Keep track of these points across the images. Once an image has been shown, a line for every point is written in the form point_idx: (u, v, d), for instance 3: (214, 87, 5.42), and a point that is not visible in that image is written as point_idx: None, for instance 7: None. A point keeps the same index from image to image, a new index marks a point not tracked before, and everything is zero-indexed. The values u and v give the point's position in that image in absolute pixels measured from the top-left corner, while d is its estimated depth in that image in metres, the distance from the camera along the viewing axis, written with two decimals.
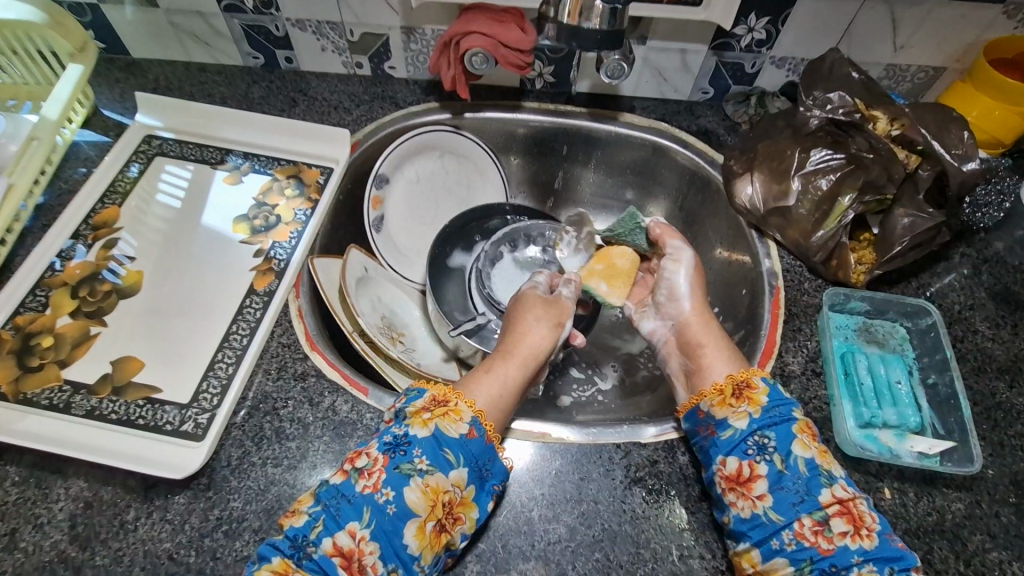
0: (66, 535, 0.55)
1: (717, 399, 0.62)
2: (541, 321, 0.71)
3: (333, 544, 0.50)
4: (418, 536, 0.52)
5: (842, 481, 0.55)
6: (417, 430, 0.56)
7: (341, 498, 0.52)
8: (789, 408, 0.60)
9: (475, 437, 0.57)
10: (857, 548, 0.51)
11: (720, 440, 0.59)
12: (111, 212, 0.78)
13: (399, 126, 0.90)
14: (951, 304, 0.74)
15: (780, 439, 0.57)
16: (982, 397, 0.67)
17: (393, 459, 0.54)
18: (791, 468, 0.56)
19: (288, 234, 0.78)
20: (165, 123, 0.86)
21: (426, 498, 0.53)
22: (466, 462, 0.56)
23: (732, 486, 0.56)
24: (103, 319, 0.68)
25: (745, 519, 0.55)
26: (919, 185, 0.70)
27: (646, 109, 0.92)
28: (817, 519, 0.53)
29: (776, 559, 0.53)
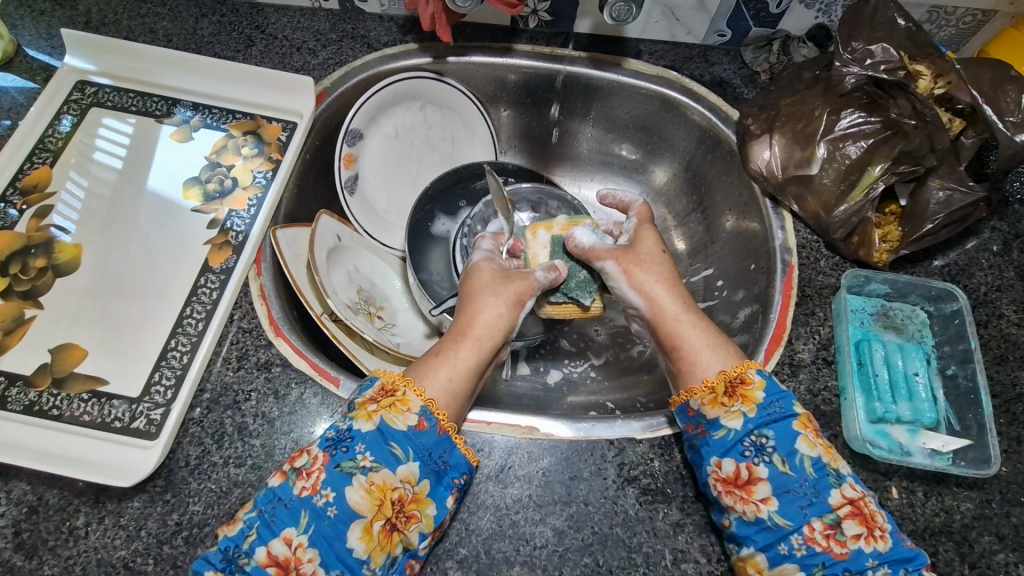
0: (10, 543, 0.51)
1: (708, 398, 0.55)
2: (503, 299, 0.62)
3: (267, 554, 0.46)
4: (364, 539, 0.47)
5: (850, 479, 0.51)
6: (361, 424, 0.51)
7: (278, 501, 0.48)
8: (788, 400, 0.54)
9: (426, 428, 0.52)
10: (872, 551, 0.48)
11: (713, 440, 0.54)
12: (41, 173, 0.68)
13: (374, 71, 0.79)
14: (977, 285, 0.67)
15: (779, 437, 0.52)
16: (1003, 388, 0.62)
17: (333, 457, 0.49)
18: (796, 469, 0.51)
19: (246, 201, 0.69)
20: (99, 66, 0.75)
21: (371, 498, 0.48)
22: (417, 456, 0.51)
23: (730, 490, 0.52)
24: (39, 300, 0.61)
25: (750, 522, 0.51)
26: (961, 154, 0.62)
27: (655, 55, 0.81)
28: (828, 522, 0.50)
29: (785, 565, 0.50)
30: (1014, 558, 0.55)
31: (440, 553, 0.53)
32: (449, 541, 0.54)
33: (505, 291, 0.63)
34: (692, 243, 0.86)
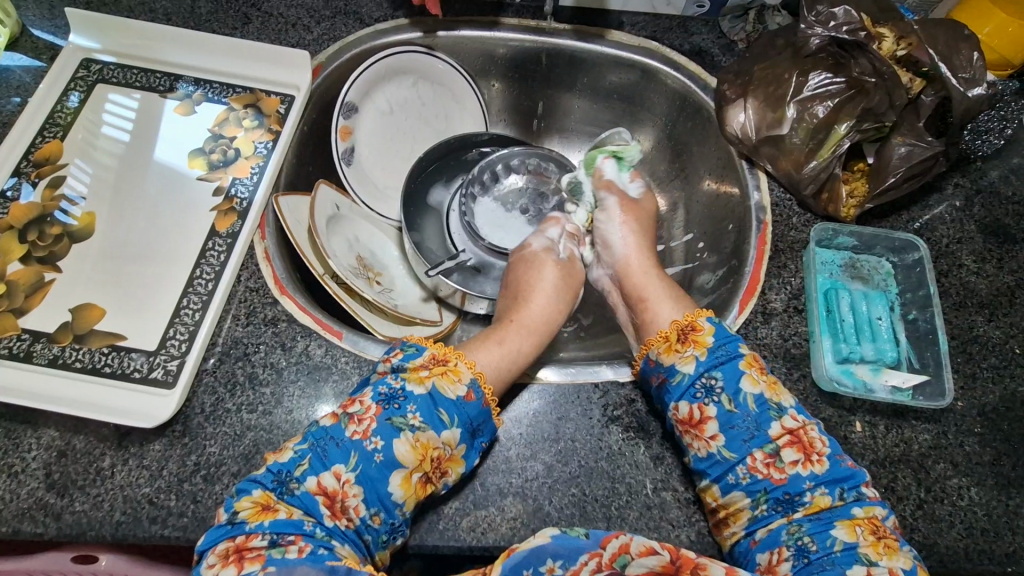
0: (43, 483, 0.55)
1: (664, 346, 0.61)
2: (558, 286, 0.72)
3: (317, 483, 0.51)
4: (403, 486, 0.52)
5: (791, 411, 0.57)
6: (414, 386, 0.55)
7: (330, 439, 0.53)
8: (735, 343, 0.60)
9: (473, 399, 0.56)
10: (809, 473, 0.54)
11: (671, 386, 0.59)
12: (53, 146, 0.71)
13: (367, 46, 0.82)
14: (940, 237, 0.72)
15: (726, 378, 0.58)
16: (960, 331, 0.67)
17: (385, 411, 0.54)
18: (739, 406, 0.56)
19: (249, 169, 0.73)
20: (103, 44, 0.78)
21: (416, 452, 0.53)
22: (461, 424, 0.55)
23: (687, 430, 0.57)
24: (57, 264, 0.65)
25: (703, 458, 0.56)
26: (920, 111, 0.67)
27: (636, 26, 0.84)
28: (768, 452, 0.55)
29: (734, 493, 0.54)
30: (965, 482, 0.60)
31: (438, 486, 0.58)
32: None
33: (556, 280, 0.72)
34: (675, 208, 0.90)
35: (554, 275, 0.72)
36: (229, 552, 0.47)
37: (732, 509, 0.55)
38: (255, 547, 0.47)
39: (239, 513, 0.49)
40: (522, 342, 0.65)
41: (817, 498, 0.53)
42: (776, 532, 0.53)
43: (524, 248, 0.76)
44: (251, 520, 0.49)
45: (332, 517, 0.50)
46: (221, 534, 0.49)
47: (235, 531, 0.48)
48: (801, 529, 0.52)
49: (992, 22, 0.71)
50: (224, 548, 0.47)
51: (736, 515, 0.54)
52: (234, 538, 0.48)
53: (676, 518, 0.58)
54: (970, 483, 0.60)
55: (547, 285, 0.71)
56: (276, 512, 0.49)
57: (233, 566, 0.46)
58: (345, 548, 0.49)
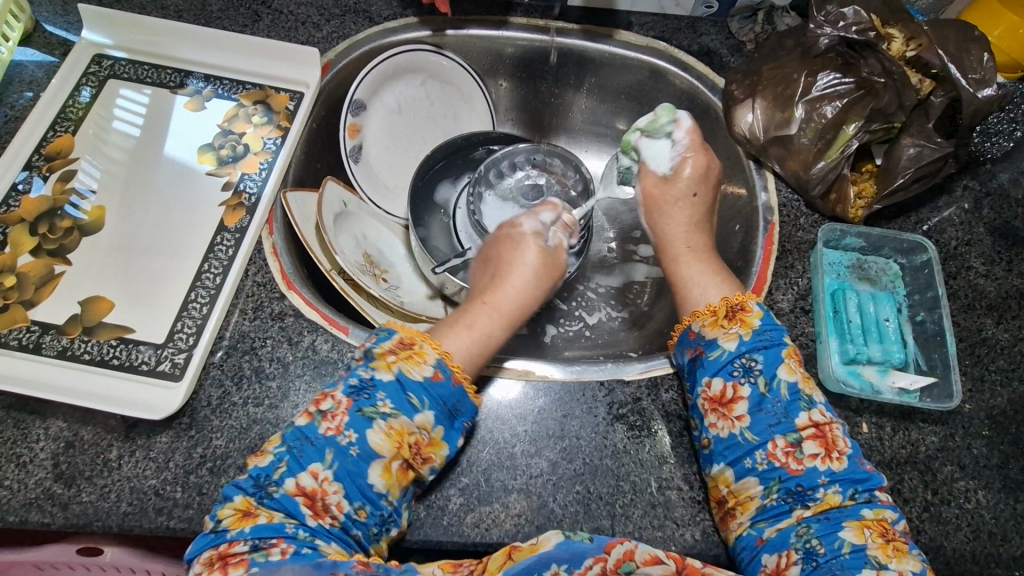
0: (51, 474, 0.55)
1: (709, 320, 0.61)
2: (535, 272, 0.68)
3: (296, 484, 0.51)
4: (384, 476, 0.52)
5: (821, 406, 0.57)
6: (381, 373, 0.55)
7: (304, 440, 0.53)
8: (780, 333, 0.60)
9: (440, 379, 0.56)
10: (826, 469, 0.54)
11: (708, 360, 0.59)
12: (65, 140, 0.72)
13: (377, 44, 0.83)
14: (948, 239, 0.71)
15: (767, 360, 0.58)
16: (968, 333, 0.66)
17: (356, 403, 0.54)
18: (773, 391, 0.56)
19: (258, 165, 0.73)
20: (115, 40, 0.79)
21: (391, 440, 0.53)
22: (432, 405, 0.55)
23: (714, 408, 0.57)
24: (67, 257, 0.66)
25: (722, 438, 0.56)
26: (930, 112, 0.67)
27: (644, 26, 0.84)
28: (790, 441, 0.55)
29: (748, 479, 0.55)
30: (972, 485, 0.59)
31: (442, 482, 0.58)
32: (452, 471, 0.58)
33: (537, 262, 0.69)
34: None
35: (536, 259, 0.69)
36: (213, 560, 0.47)
37: (742, 497, 0.54)
38: (238, 552, 0.47)
39: (222, 521, 0.49)
40: (493, 326, 0.64)
41: (829, 496, 0.53)
42: (785, 532, 0.52)
43: (513, 225, 0.72)
44: (233, 527, 0.49)
45: (315, 517, 0.50)
46: (204, 544, 0.49)
47: (218, 540, 0.48)
48: (809, 530, 0.52)
49: (1003, 24, 0.71)
50: (208, 556, 0.48)
51: (744, 504, 0.54)
52: (217, 546, 0.48)
53: (680, 517, 0.58)
54: (978, 486, 0.59)
55: (528, 269, 0.69)
56: (257, 517, 0.49)
57: (217, 572, 0.47)
58: (333, 545, 0.49)
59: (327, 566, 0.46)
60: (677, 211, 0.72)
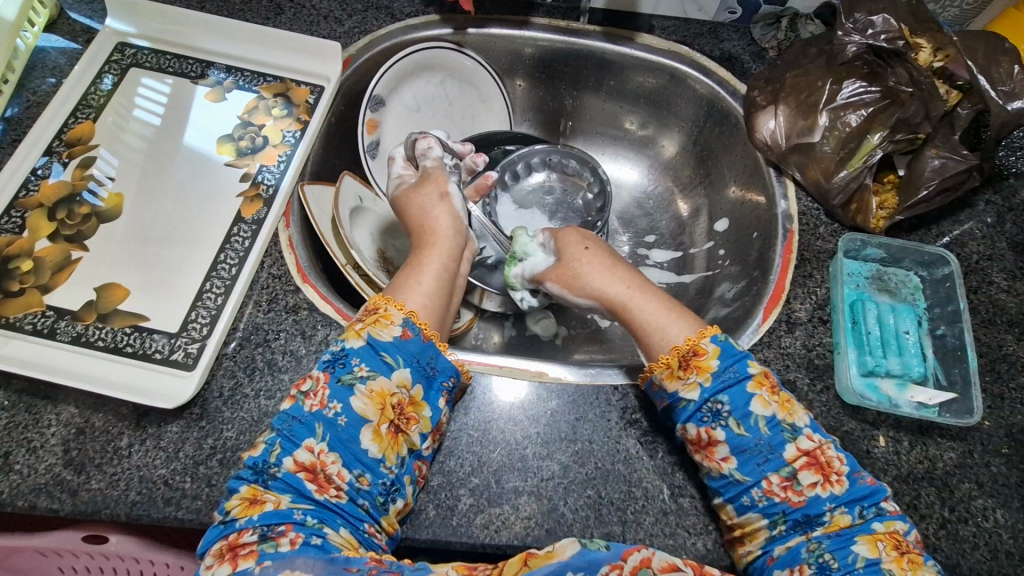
0: (61, 460, 0.55)
1: (666, 372, 0.58)
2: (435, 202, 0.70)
3: (294, 462, 0.51)
4: (375, 440, 0.53)
5: (807, 431, 0.55)
6: (352, 342, 0.56)
7: (291, 420, 0.52)
8: (744, 362, 0.57)
9: (411, 337, 0.57)
10: (828, 495, 0.52)
11: (677, 411, 0.58)
12: (85, 127, 0.72)
13: (398, 41, 0.83)
14: (970, 253, 0.70)
15: (734, 401, 0.55)
16: (989, 349, 0.65)
17: (334, 374, 0.54)
18: (751, 430, 0.54)
19: (276, 157, 0.73)
20: (139, 29, 0.79)
21: (374, 403, 0.54)
22: (407, 363, 0.56)
23: (696, 451, 0.56)
24: (84, 243, 0.66)
25: (716, 477, 0.55)
26: (955, 124, 0.66)
27: (666, 30, 0.84)
28: (784, 475, 0.54)
29: (749, 514, 0.53)
30: (991, 503, 0.58)
31: (453, 482, 0.57)
32: (463, 471, 0.58)
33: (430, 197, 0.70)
34: (698, 213, 0.89)
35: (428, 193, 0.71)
36: (223, 552, 0.47)
37: (749, 528, 0.54)
38: (247, 543, 0.47)
39: (230, 512, 0.49)
40: (447, 261, 0.66)
41: (837, 518, 0.52)
42: (795, 550, 0.52)
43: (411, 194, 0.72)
44: (241, 516, 0.49)
45: (320, 490, 0.50)
46: (215, 535, 0.49)
47: (228, 530, 0.48)
48: (821, 546, 0.51)
49: None
50: (219, 547, 0.47)
51: (752, 534, 0.53)
52: (228, 537, 0.48)
53: (692, 525, 0.57)
54: (996, 505, 0.58)
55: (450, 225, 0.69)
56: (264, 503, 0.49)
57: (228, 564, 0.46)
58: (341, 532, 0.49)
59: (341, 561, 0.47)
60: (591, 276, 0.68)
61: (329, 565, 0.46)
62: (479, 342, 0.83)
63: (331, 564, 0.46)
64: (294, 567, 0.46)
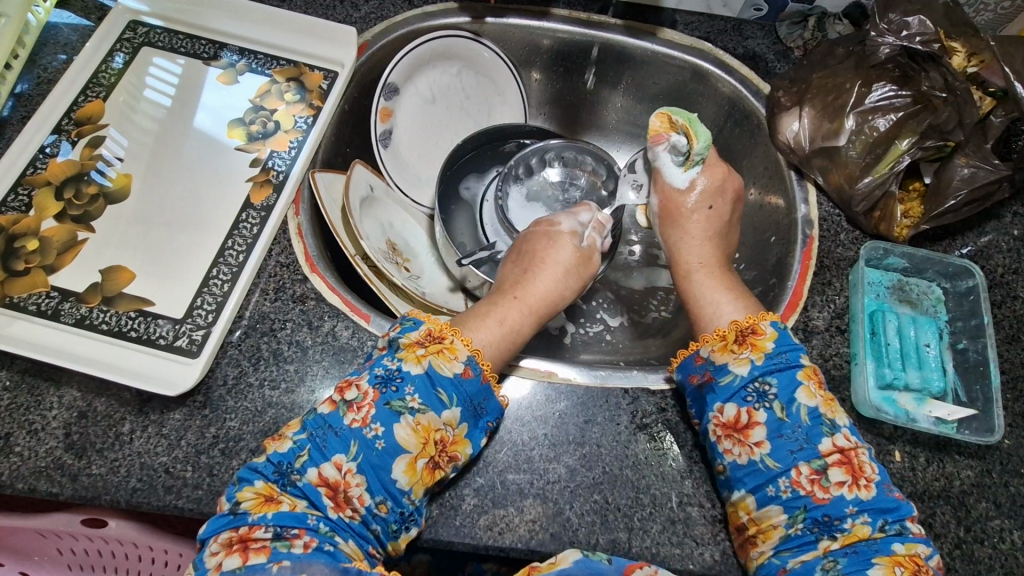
0: (61, 443, 0.54)
1: (718, 346, 0.59)
2: (572, 272, 0.69)
3: (319, 475, 0.50)
4: (408, 472, 0.51)
5: (845, 430, 0.54)
6: (410, 367, 0.54)
7: (328, 429, 0.51)
8: (797, 353, 0.57)
9: (469, 376, 0.55)
10: (853, 498, 0.51)
11: (718, 386, 0.57)
12: (95, 106, 0.71)
13: (414, 28, 0.81)
14: (995, 266, 0.68)
15: (782, 385, 0.55)
16: (1012, 365, 0.63)
17: (383, 395, 0.53)
18: (792, 416, 0.54)
19: (287, 143, 0.72)
20: (151, 8, 0.77)
21: (417, 436, 0.52)
22: (460, 403, 0.54)
23: (728, 434, 0.55)
24: (91, 225, 0.65)
25: (741, 465, 0.54)
26: (988, 132, 0.64)
27: (689, 26, 0.82)
28: (815, 468, 0.53)
29: (771, 506, 0.53)
30: (1008, 524, 0.56)
31: (457, 481, 0.56)
32: (467, 471, 0.57)
33: (569, 262, 0.69)
34: None
35: (568, 257, 0.69)
36: (232, 542, 0.46)
37: (765, 526, 0.52)
38: (260, 538, 0.46)
39: (241, 504, 0.48)
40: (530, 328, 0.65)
41: (857, 527, 0.51)
42: (810, 564, 0.50)
43: (551, 223, 0.72)
44: (254, 511, 0.48)
45: (335, 508, 0.49)
46: (222, 524, 0.48)
47: (236, 522, 0.47)
48: (836, 565, 0.49)
49: None
50: (228, 536, 0.47)
51: (767, 533, 0.52)
52: (237, 529, 0.47)
53: (700, 535, 0.56)
54: (1014, 526, 0.56)
55: (559, 265, 0.68)
56: (280, 504, 0.48)
57: (237, 556, 0.45)
58: (350, 543, 0.49)
59: (353, 574, 0.45)
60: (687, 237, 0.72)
61: None
62: None
63: None
64: (309, 572, 0.44)
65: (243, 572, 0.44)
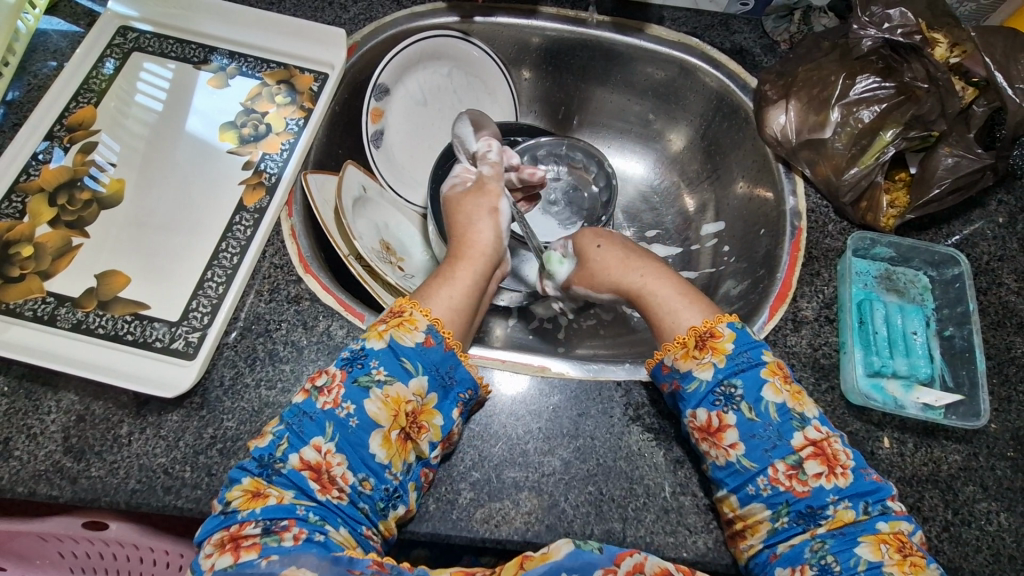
0: (60, 447, 0.55)
1: (680, 353, 0.59)
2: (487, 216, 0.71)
3: (300, 459, 0.51)
4: (385, 446, 0.52)
5: (815, 422, 0.55)
6: (373, 342, 0.55)
7: (303, 415, 0.52)
8: (757, 351, 0.58)
9: (433, 344, 0.56)
10: (833, 487, 0.52)
11: (686, 394, 0.57)
12: (86, 112, 0.71)
13: (404, 28, 0.82)
14: (981, 254, 0.69)
15: (747, 386, 0.56)
16: (997, 351, 0.64)
17: (350, 374, 0.54)
18: (761, 415, 0.55)
19: (279, 145, 0.72)
20: (141, 13, 0.78)
21: (387, 408, 0.53)
22: (425, 370, 0.55)
23: (704, 438, 0.56)
24: (85, 230, 0.65)
25: (721, 466, 0.55)
26: (970, 122, 0.64)
27: (676, 21, 0.83)
28: (790, 464, 0.53)
29: (753, 505, 0.53)
30: (995, 507, 0.57)
31: (454, 475, 0.57)
32: (464, 465, 0.57)
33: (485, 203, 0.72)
34: (705, 208, 0.88)
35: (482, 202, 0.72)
36: (224, 541, 0.47)
37: (751, 521, 0.53)
38: (250, 535, 0.47)
39: (231, 503, 0.49)
40: (476, 270, 0.66)
41: (841, 513, 0.51)
42: (798, 548, 0.51)
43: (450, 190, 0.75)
44: (242, 508, 0.49)
45: (322, 491, 0.50)
46: (214, 525, 0.49)
47: (228, 520, 0.48)
48: (824, 546, 0.50)
49: None
50: (219, 536, 0.48)
51: (754, 527, 0.53)
52: (228, 528, 0.48)
53: (693, 523, 0.56)
54: (1001, 508, 0.57)
55: (475, 211, 0.71)
56: (267, 497, 0.49)
57: (229, 554, 0.46)
58: (341, 530, 0.49)
59: (344, 561, 0.46)
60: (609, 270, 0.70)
61: (333, 566, 0.46)
62: (482, 334, 0.83)
63: (335, 564, 0.46)
64: (299, 564, 0.45)
65: (234, 570, 0.45)
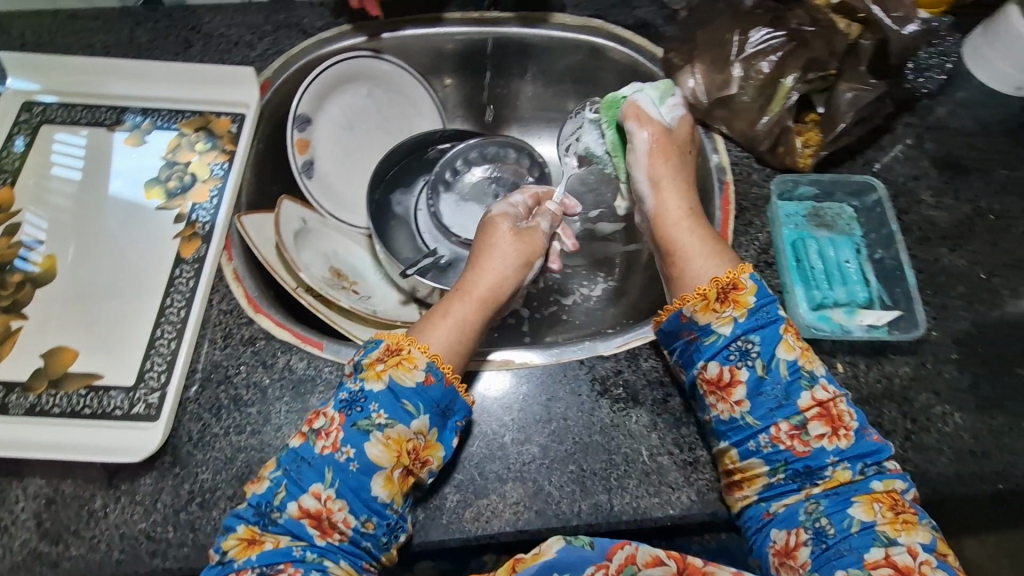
0: (35, 534, 0.54)
1: (700, 304, 0.59)
2: (509, 256, 0.68)
3: (299, 507, 0.51)
4: (386, 486, 0.52)
5: (824, 381, 0.57)
6: (373, 385, 0.54)
7: (301, 461, 0.52)
8: (775, 306, 0.59)
9: (433, 382, 0.55)
10: (834, 448, 0.55)
11: (703, 346, 0.59)
12: (4, 194, 0.70)
13: (314, 56, 0.82)
14: (897, 176, 0.73)
15: (764, 342, 0.57)
16: (926, 264, 0.68)
17: (349, 417, 0.54)
18: (772, 373, 0.56)
19: (208, 193, 0.72)
20: (43, 85, 0.76)
21: (390, 450, 0.53)
22: (427, 409, 0.55)
23: (712, 391, 0.58)
24: (23, 312, 0.64)
25: (724, 421, 0.57)
26: (861, 55, 0.68)
27: (578, 7, 0.85)
28: (794, 424, 0.55)
29: (753, 459, 0.56)
30: (948, 408, 0.61)
31: (438, 481, 0.58)
32: (446, 469, 0.58)
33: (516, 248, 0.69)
34: None
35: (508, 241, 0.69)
36: None
37: (749, 474, 0.56)
38: None
39: (228, 552, 0.50)
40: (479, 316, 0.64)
41: (839, 473, 0.54)
42: (793, 509, 0.54)
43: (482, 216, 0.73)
44: (240, 556, 0.50)
45: (322, 535, 0.51)
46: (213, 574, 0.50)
47: (226, 570, 0.49)
48: (818, 507, 0.54)
49: None
50: None
51: (751, 479, 0.56)
52: None
53: (675, 480, 0.58)
54: (954, 408, 0.61)
55: (499, 250, 0.68)
56: (263, 544, 0.50)
57: None
58: (341, 563, 0.50)
59: None
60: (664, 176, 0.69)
61: None
62: None
63: None
64: None
65: None
